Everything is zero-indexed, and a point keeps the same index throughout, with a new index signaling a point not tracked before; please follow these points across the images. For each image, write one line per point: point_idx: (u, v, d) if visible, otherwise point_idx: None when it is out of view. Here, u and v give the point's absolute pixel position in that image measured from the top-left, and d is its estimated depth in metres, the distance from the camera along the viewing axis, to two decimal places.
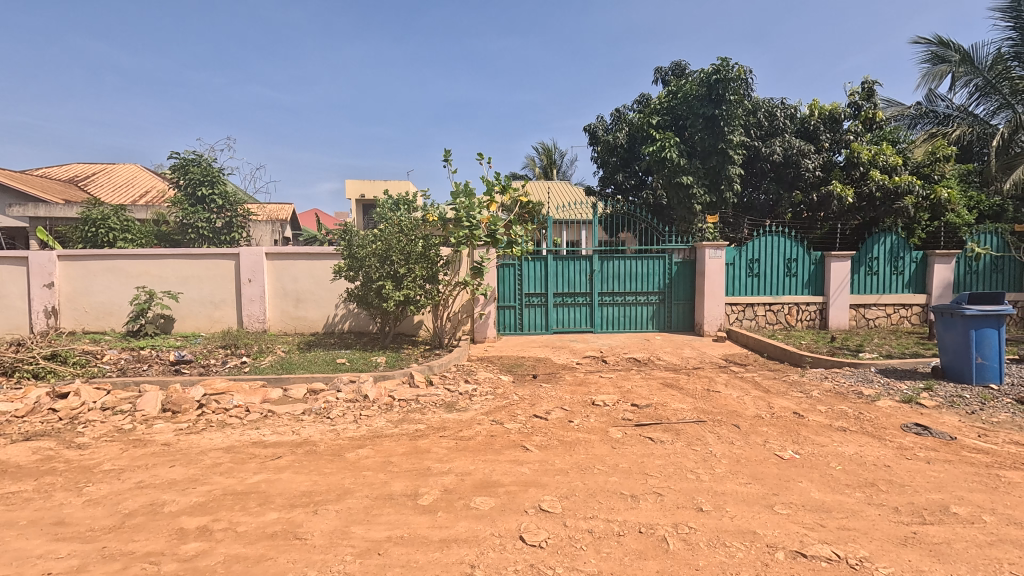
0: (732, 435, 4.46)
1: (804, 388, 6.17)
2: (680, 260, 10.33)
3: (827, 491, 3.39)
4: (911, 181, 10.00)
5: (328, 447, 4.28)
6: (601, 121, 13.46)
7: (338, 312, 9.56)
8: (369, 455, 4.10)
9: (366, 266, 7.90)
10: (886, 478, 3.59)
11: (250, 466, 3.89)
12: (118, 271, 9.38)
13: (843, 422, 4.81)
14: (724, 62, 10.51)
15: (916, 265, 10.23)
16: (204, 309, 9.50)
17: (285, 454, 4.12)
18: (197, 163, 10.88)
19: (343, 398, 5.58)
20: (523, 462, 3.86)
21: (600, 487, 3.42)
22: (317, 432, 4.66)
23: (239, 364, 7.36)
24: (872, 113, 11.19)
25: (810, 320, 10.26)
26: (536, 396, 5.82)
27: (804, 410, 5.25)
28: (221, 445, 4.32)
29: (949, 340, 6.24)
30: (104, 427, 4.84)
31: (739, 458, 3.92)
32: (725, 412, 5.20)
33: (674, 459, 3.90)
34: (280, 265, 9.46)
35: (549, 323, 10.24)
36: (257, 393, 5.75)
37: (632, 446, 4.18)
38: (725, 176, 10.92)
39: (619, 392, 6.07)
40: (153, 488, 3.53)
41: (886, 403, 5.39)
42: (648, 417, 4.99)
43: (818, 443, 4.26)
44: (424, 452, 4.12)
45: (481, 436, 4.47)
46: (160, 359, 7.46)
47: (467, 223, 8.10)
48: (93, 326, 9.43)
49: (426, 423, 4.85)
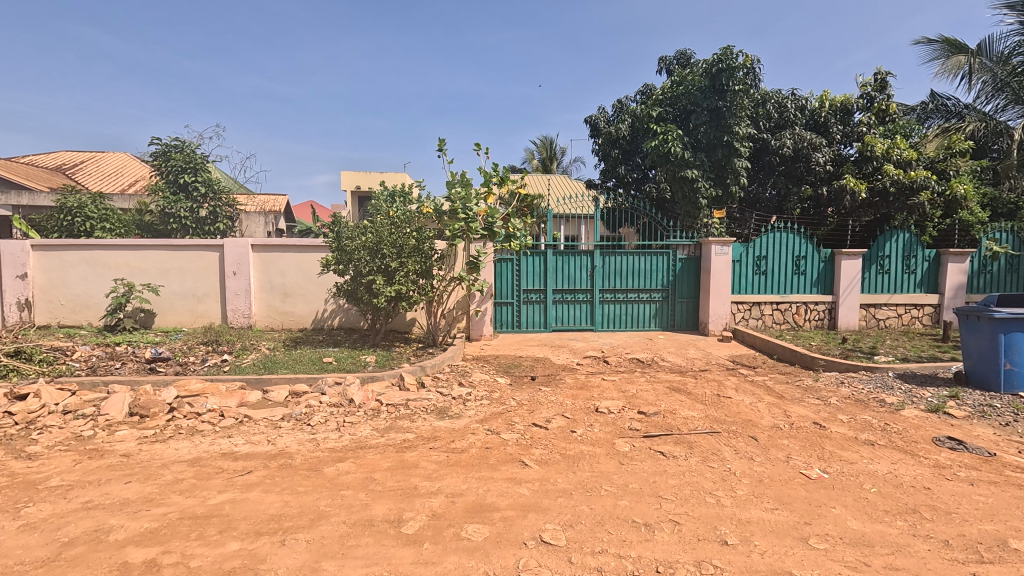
0: (751, 449, 4.06)
1: (820, 394, 5.77)
2: (685, 257, 9.92)
3: (864, 520, 3.00)
4: (927, 175, 9.44)
5: (304, 460, 3.86)
6: (602, 113, 13.03)
7: (327, 307, 9.12)
8: (350, 470, 3.68)
9: (355, 259, 7.45)
10: (928, 503, 3.20)
11: (215, 483, 3.46)
12: (95, 263, 8.91)
13: (869, 434, 4.41)
14: (729, 51, 10.07)
15: (928, 263, 9.88)
16: (186, 303, 9.05)
17: (257, 469, 3.70)
18: (179, 150, 10.34)
19: (327, 402, 5.17)
20: (521, 481, 3.45)
21: (609, 513, 3.02)
22: (294, 441, 4.24)
23: (219, 363, 6.91)
24: (885, 104, 10.71)
25: (818, 320, 9.87)
26: (535, 401, 5.40)
27: (824, 420, 4.86)
28: (186, 457, 3.89)
29: (974, 344, 5.87)
30: (61, 434, 4.40)
31: (761, 478, 3.52)
32: (740, 422, 4.80)
33: (689, 478, 3.49)
34: (267, 257, 9.01)
35: (548, 320, 9.83)
36: (234, 396, 5.35)
37: (642, 462, 3.78)
38: (731, 170, 10.48)
39: (623, 397, 5.67)
40: (101, 510, 3.10)
41: (911, 412, 5.01)
42: (657, 427, 4.59)
43: (846, 459, 3.86)
44: (411, 468, 3.70)
45: (475, 448, 4.06)
46: (135, 357, 7.03)
47: (463, 216, 7.65)
48: (69, 320, 8.97)
49: (415, 433, 4.44)
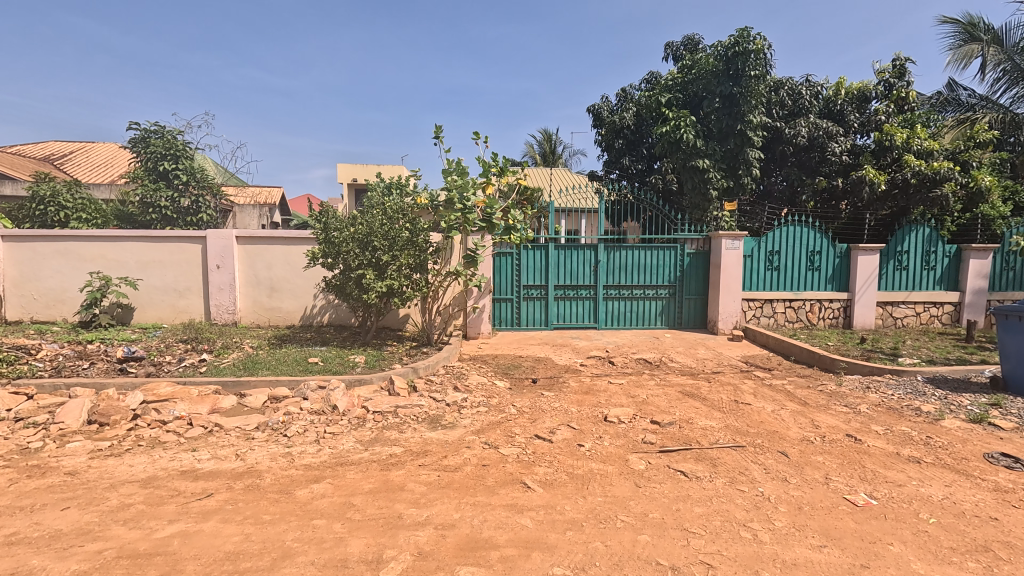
0: (783, 468, 3.58)
1: (848, 401, 5.29)
2: (692, 251, 9.43)
3: (930, 561, 2.53)
4: (951, 167, 8.99)
5: (275, 480, 3.37)
6: (605, 101, 12.50)
7: (317, 303, 8.62)
8: (326, 493, 3.19)
9: (344, 253, 6.94)
10: (1001, 539, 2.72)
11: (166, 510, 2.97)
12: (70, 254, 8.39)
13: (912, 450, 3.94)
14: (744, 33, 9.58)
15: (948, 260, 9.42)
16: (167, 298, 8.55)
17: (219, 491, 3.20)
18: (159, 135, 9.82)
19: (307, 409, 4.69)
20: (523, 509, 2.97)
21: (627, 552, 2.55)
22: (266, 456, 3.75)
23: (197, 362, 6.41)
24: (904, 92, 10.13)
25: (833, 319, 9.37)
26: (537, 409, 4.91)
27: (857, 431, 4.38)
28: (139, 477, 3.40)
29: (1014, 346, 5.40)
30: (5, 447, 3.90)
31: (801, 505, 3.04)
32: (765, 434, 4.31)
33: (718, 506, 3.01)
34: (253, 250, 8.51)
35: (549, 317, 9.35)
36: (205, 401, 4.87)
37: (660, 484, 3.30)
38: (744, 160, 9.99)
39: (634, 403, 5.18)
40: (25, 546, 2.61)
41: (952, 423, 4.54)
42: (674, 440, 4.10)
43: (893, 481, 3.38)
44: (397, 491, 3.22)
45: (470, 466, 3.57)
46: (106, 356, 6.51)
47: (459, 207, 7.13)
48: (42, 315, 8.46)
49: (402, 446, 3.95)
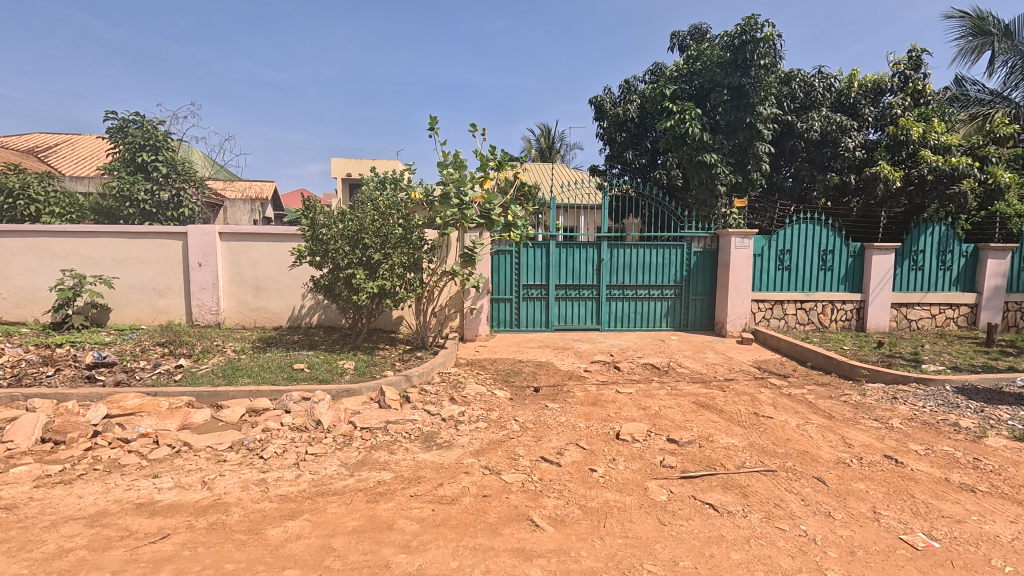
0: (824, 499, 3.16)
1: (878, 414, 4.88)
2: (699, 250, 9.02)
3: None
4: (969, 162, 8.56)
5: (244, 516, 2.92)
6: (607, 93, 12.04)
7: (305, 303, 8.16)
8: (302, 534, 2.75)
9: (332, 251, 6.45)
10: None
11: (111, 558, 2.51)
12: (41, 251, 7.87)
13: (962, 475, 3.53)
14: (751, 21, 9.12)
15: (964, 259, 9.04)
16: (145, 298, 8.06)
17: (177, 532, 2.75)
18: (138, 125, 9.30)
19: (288, 425, 4.24)
20: (533, 556, 2.53)
21: None
22: (236, 484, 3.30)
23: (172, 368, 5.95)
24: (920, 84, 9.79)
25: (845, 321, 8.99)
26: (541, 425, 4.47)
27: (895, 451, 3.97)
28: (86, 512, 2.94)
29: None
30: None
31: (853, 549, 2.63)
32: (795, 454, 3.90)
33: (758, 551, 2.59)
34: (237, 247, 8.01)
35: (550, 318, 8.92)
36: (175, 416, 4.40)
37: (688, 521, 2.87)
38: (753, 154, 9.59)
39: (646, 417, 4.76)
40: None
41: (998, 442, 4.14)
42: (695, 463, 3.69)
43: (951, 516, 2.97)
44: (385, 530, 2.78)
45: (468, 497, 3.14)
46: (74, 361, 6.01)
47: (456, 202, 6.63)
48: (11, 315, 7.95)
49: (392, 471, 3.51)
